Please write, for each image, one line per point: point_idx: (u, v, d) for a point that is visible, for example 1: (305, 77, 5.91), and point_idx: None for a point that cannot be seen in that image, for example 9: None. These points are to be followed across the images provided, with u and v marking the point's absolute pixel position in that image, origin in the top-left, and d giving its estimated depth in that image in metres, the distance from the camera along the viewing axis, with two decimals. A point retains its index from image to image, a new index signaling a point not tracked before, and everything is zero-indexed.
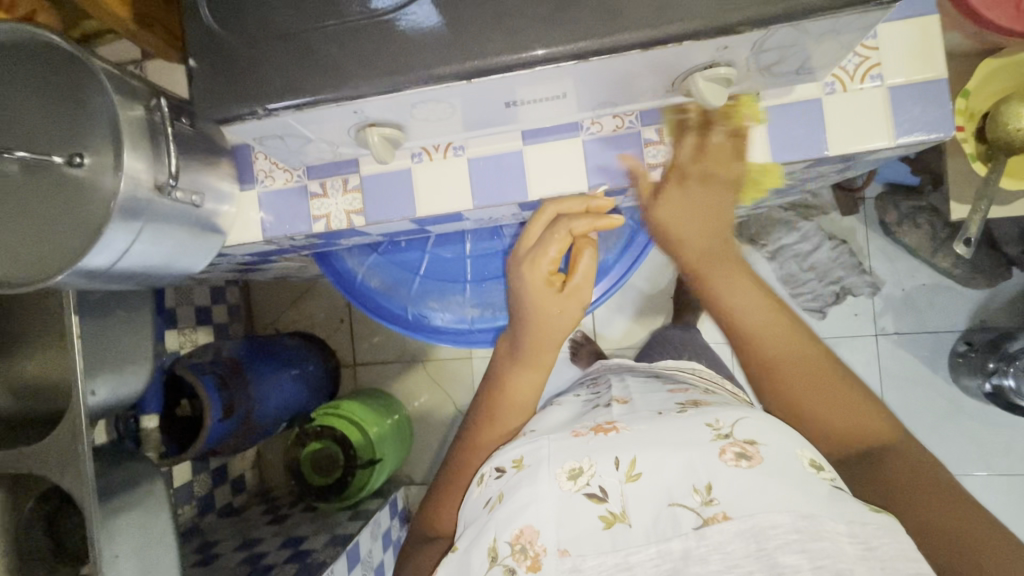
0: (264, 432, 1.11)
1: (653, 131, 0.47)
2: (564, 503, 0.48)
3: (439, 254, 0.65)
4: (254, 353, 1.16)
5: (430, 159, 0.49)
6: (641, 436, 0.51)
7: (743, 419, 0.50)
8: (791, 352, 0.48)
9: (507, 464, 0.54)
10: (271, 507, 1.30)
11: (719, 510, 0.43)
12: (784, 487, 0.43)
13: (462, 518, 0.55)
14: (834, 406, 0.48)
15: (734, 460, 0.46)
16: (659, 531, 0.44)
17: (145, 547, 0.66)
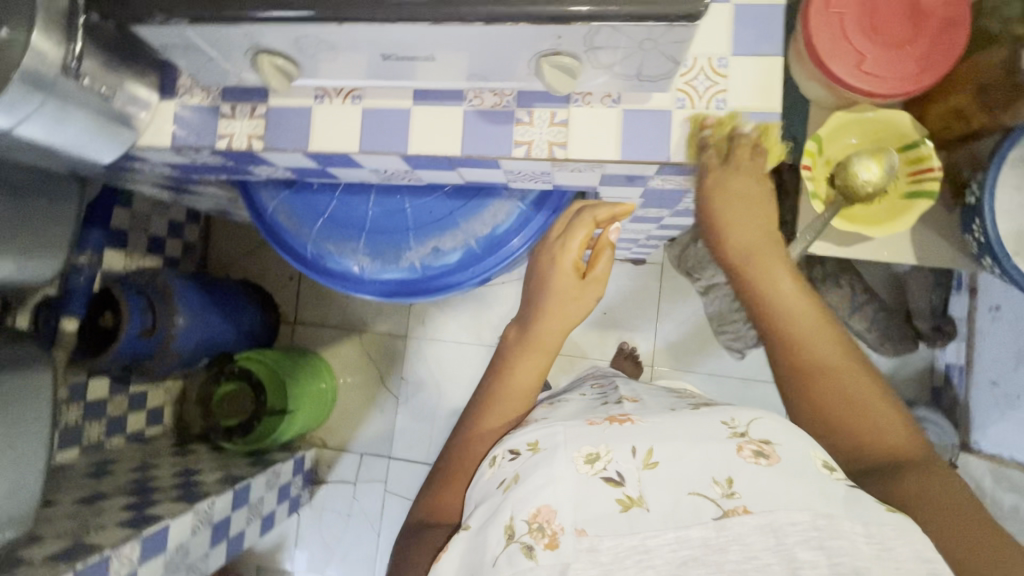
0: (182, 361, 1.14)
1: (524, 112, 0.53)
2: (581, 484, 0.54)
3: (345, 202, 0.69)
4: (197, 285, 1.19)
5: (330, 102, 0.55)
6: (656, 431, 0.58)
7: (758, 421, 0.58)
8: (845, 373, 0.61)
9: (522, 448, 0.60)
10: (180, 442, 1.32)
11: (740, 503, 0.51)
12: (800, 485, 0.51)
13: (474, 499, 0.60)
14: (864, 419, 0.59)
15: (753, 458, 0.54)
16: (677, 518, 0.51)
17: (13, 421, 0.68)
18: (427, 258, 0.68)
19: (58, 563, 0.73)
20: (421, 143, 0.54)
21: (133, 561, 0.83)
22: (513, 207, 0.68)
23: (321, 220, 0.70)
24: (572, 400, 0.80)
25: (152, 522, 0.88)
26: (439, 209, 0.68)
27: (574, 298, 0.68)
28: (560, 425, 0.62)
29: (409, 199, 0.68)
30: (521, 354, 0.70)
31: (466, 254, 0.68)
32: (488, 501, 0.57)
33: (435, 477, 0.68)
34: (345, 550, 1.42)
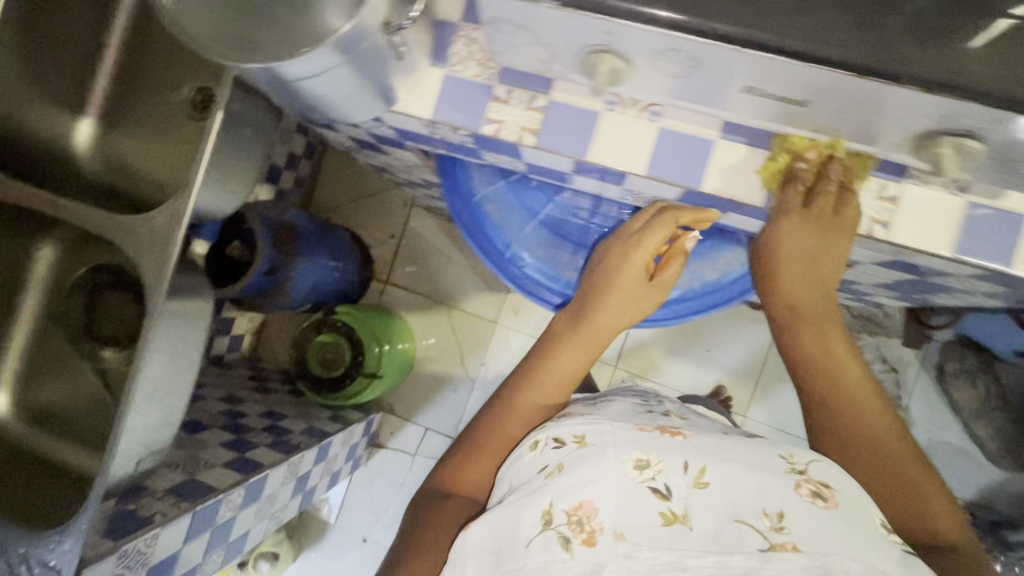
0: (291, 303, 1.12)
1: (847, 177, 0.46)
2: (624, 487, 0.50)
3: (561, 210, 0.72)
4: (315, 227, 1.15)
5: (622, 112, 0.49)
6: (711, 447, 0.53)
7: (820, 463, 0.51)
8: (910, 455, 0.56)
9: (567, 438, 0.56)
10: (258, 377, 1.30)
11: (789, 540, 0.45)
12: (859, 538, 0.45)
13: (509, 479, 0.57)
14: (921, 503, 0.53)
15: (809, 499, 0.48)
16: (721, 543, 0.46)
17: (175, 353, 0.64)
18: None
19: (180, 500, 0.71)
20: (718, 183, 0.48)
21: (236, 506, 0.82)
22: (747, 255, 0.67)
23: (532, 221, 0.73)
24: (614, 401, 0.71)
25: (256, 468, 0.86)
26: None
27: (635, 295, 0.67)
28: (609, 425, 0.56)
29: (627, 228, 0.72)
30: (569, 342, 0.67)
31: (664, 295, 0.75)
32: (528, 480, 0.54)
33: (457, 452, 0.64)
34: (391, 518, 1.42)
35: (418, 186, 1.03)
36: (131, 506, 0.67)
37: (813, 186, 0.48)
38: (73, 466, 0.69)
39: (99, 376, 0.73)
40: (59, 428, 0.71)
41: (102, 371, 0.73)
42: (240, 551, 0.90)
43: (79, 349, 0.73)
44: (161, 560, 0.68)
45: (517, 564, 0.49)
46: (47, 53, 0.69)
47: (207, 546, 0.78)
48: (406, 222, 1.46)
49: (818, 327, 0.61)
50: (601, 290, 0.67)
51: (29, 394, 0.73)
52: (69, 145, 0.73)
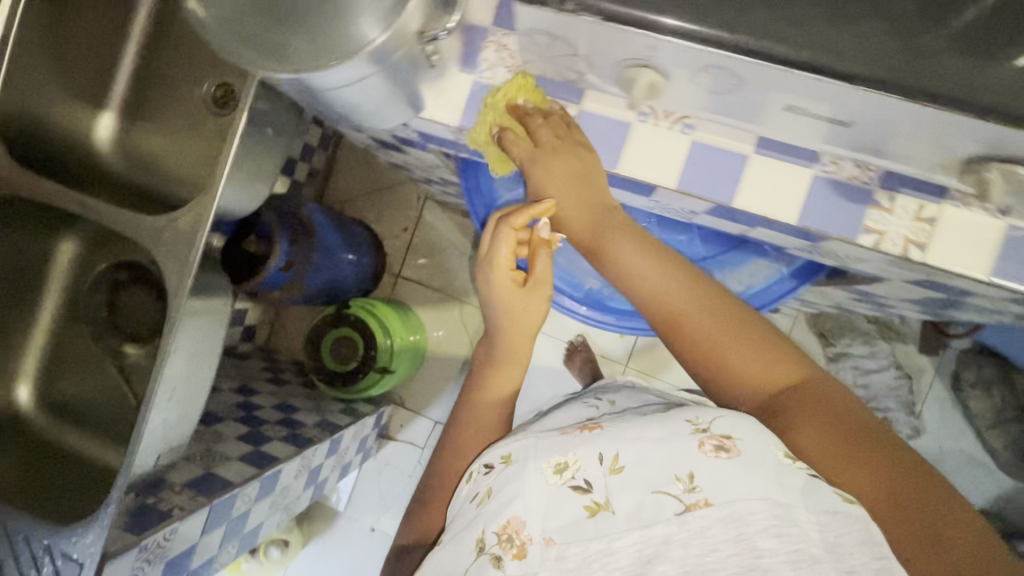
0: (305, 298, 1.13)
1: (885, 196, 0.45)
2: (550, 496, 0.48)
3: None
4: (334, 220, 1.16)
5: (653, 123, 0.48)
6: (624, 431, 0.50)
7: (724, 415, 0.47)
8: (702, 322, 0.49)
9: (495, 461, 0.54)
10: (271, 368, 1.31)
11: (702, 497, 0.42)
12: (761, 480, 0.42)
13: (452, 515, 0.56)
14: (770, 372, 0.49)
15: (712, 453, 0.44)
16: (641, 518, 0.44)
17: (195, 353, 0.65)
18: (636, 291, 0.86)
19: (197, 494, 0.72)
20: (751, 200, 0.47)
21: (251, 499, 0.83)
22: (773, 270, 0.68)
23: None
24: (563, 409, 0.69)
25: (271, 462, 0.87)
26: None
27: (528, 312, 0.59)
28: (534, 436, 0.54)
29: None
30: (493, 369, 0.64)
31: None
32: (462, 514, 0.53)
33: (416, 502, 0.66)
34: (399, 509, 1.43)
35: (435, 184, 1.03)
36: (151, 500, 0.68)
37: (525, 126, 0.50)
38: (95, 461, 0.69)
39: (122, 371, 0.72)
40: (79, 423, 0.72)
41: (124, 366, 0.72)
42: (254, 542, 0.91)
43: (103, 346, 0.73)
44: (179, 553, 0.69)
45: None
46: (71, 51, 0.69)
47: (223, 538, 0.79)
48: (420, 215, 1.46)
49: (623, 239, 0.51)
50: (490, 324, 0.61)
51: (52, 389, 0.73)
52: (91, 140, 0.73)
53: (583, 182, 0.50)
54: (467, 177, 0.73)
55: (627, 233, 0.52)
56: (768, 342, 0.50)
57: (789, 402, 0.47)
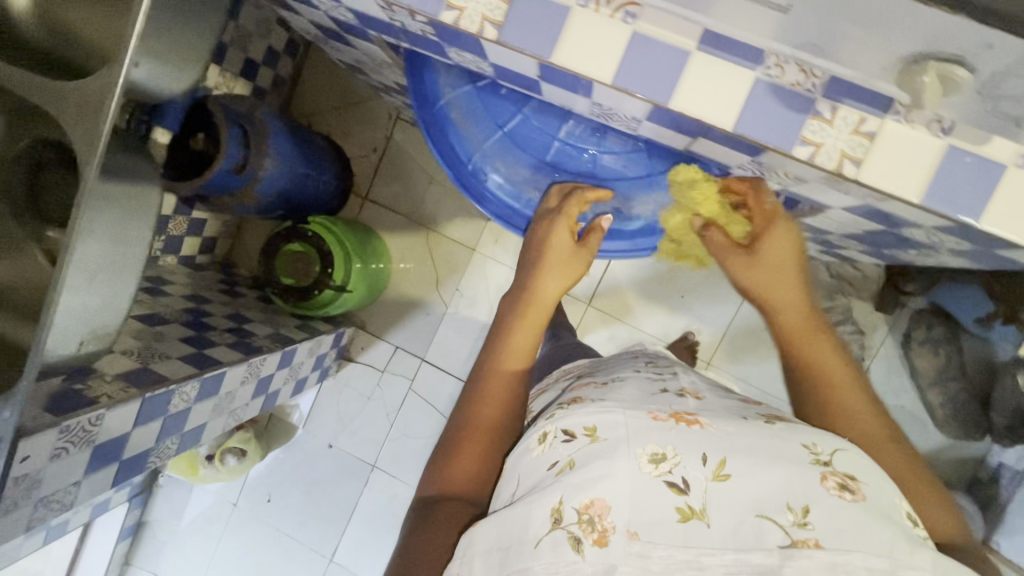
0: (258, 207, 1.09)
1: (827, 106, 0.43)
2: (638, 485, 0.47)
3: (532, 123, 0.77)
4: (289, 130, 1.10)
5: (593, 9, 0.44)
6: (732, 438, 0.49)
7: (846, 450, 0.48)
8: (857, 397, 0.55)
9: (577, 430, 0.52)
10: (228, 281, 1.29)
11: (813, 538, 0.43)
12: (890, 530, 0.42)
13: (518, 475, 0.53)
14: (910, 477, 0.51)
15: (837, 492, 0.45)
16: (740, 540, 0.44)
17: (116, 238, 0.63)
18: (608, 215, 0.80)
19: (129, 386, 0.72)
20: (688, 102, 0.44)
21: (190, 399, 0.83)
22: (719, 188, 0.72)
23: (500, 132, 0.77)
24: (626, 379, 0.65)
25: (213, 365, 0.87)
26: (628, 170, 0.79)
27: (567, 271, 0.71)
28: (620, 412, 0.52)
29: (604, 147, 0.78)
30: (518, 321, 0.65)
31: (643, 221, 0.80)
32: (529, 472, 0.52)
33: (439, 450, 0.60)
34: (356, 428, 1.46)
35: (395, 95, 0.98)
36: (77, 386, 0.68)
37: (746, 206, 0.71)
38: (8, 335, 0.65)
39: (47, 256, 0.70)
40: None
41: (49, 251, 0.70)
42: (197, 441, 0.92)
43: (22, 229, 0.70)
44: (107, 440, 0.69)
45: (525, 563, 0.47)
46: None
47: (160, 434, 0.80)
48: (390, 135, 1.40)
49: (819, 336, 0.61)
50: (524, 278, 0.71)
51: None
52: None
53: (789, 250, 0.67)
54: (411, 76, 0.73)
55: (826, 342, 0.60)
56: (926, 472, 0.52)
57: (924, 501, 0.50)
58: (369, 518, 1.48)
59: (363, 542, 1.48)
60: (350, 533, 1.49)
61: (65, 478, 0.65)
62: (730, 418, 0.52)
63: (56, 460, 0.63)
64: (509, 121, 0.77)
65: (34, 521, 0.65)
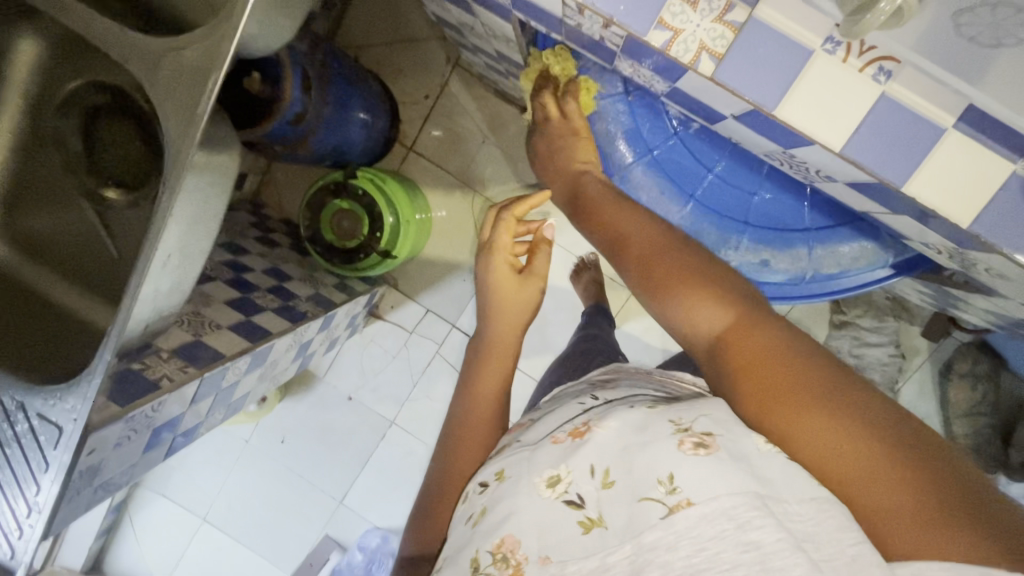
0: (313, 157, 1.01)
1: None
2: (544, 517, 0.43)
3: (688, 154, 0.72)
4: (351, 76, 0.99)
5: (842, 60, 0.39)
6: (612, 434, 0.44)
7: (705, 410, 0.42)
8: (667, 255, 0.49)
9: (490, 477, 0.50)
10: (262, 226, 1.20)
11: (684, 499, 0.38)
12: (744, 475, 0.38)
13: (450, 535, 0.51)
14: (743, 328, 0.43)
15: (692, 451, 0.40)
16: (631, 531, 0.39)
17: (194, 220, 0.55)
18: (752, 265, 0.73)
19: (188, 365, 0.67)
20: (923, 186, 0.41)
21: (241, 371, 0.78)
22: (878, 257, 0.68)
23: (648, 155, 0.73)
24: (552, 410, 0.59)
25: (263, 336, 0.82)
26: (784, 220, 0.72)
27: (518, 301, 0.72)
28: (528, 447, 0.49)
29: (761, 193, 0.72)
30: (481, 368, 0.68)
31: (788, 279, 0.73)
32: (457, 534, 0.49)
33: (421, 509, 0.62)
34: (378, 384, 1.45)
35: (481, 55, 0.87)
36: (136, 366, 0.62)
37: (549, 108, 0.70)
38: (60, 302, 0.61)
39: (100, 218, 0.62)
40: (54, 264, 0.62)
41: (103, 213, 0.62)
42: (239, 409, 0.89)
43: (78, 185, 0.62)
44: (164, 422, 0.65)
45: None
46: None
47: (210, 406, 0.76)
48: (445, 84, 1.27)
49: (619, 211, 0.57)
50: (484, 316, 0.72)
51: (16, 217, 0.63)
52: None
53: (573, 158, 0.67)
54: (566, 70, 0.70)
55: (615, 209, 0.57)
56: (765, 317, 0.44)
57: (776, 373, 0.40)
58: (382, 470, 1.50)
59: (374, 491, 1.52)
60: (361, 481, 1.52)
61: (124, 460, 0.62)
62: (618, 411, 0.47)
63: (119, 447, 0.59)
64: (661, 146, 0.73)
65: (92, 501, 0.62)
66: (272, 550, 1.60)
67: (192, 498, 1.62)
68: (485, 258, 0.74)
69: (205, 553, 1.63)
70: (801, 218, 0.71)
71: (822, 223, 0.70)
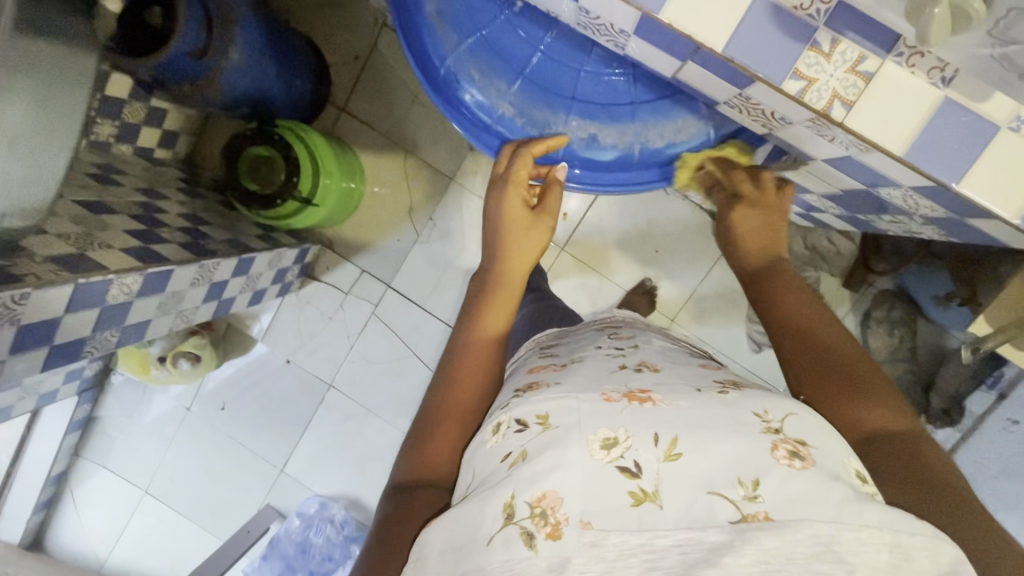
0: (223, 100, 1.02)
1: (827, 39, 0.44)
2: (592, 473, 0.46)
3: (516, 37, 0.80)
4: (263, 23, 1.01)
5: None
6: (684, 413, 0.48)
7: (795, 415, 0.48)
8: (826, 334, 0.57)
9: (530, 418, 0.51)
10: (189, 182, 1.22)
11: (762, 510, 0.43)
12: (837, 489, 0.42)
13: (474, 467, 0.53)
14: (852, 388, 0.52)
15: (787, 460, 0.44)
16: (691, 518, 0.43)
17: (48, 105, 0.57)
18: (582, 140, 0.83)
19: (61, 269, 0.68)
20: (680, 14, 0.44)
21: (132, 292, 0.79)
22: (699, 130, 0.80)
23: (477, 37, 0.80)
24: (585, 358, 0.63)
25: (158, 261, 0.82)
26: (614, 97, 0.82)
27: (534, 242, 0.75)
28: (576, 396, 0.52)
29: (581, 65, 0.81)
30: (492, 297, 0.69)
31: (615, 152, 0.83)
32: (484, 467, 0.51)
33: (409, 440, 0.60)
34: (315, 347, 1.45)
35: None
36: (2, 262, 0.64)
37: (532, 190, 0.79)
38: None
39: None
40: None
41: None
42: (140, 338, 0.89)
43: None
44: (36, 322, 0.66)
45: (479, 562, 0.45)
46: None
47: (97, 323, 0.76)
48: (375, 43, 1.30)
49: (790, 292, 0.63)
50: (493, 243, 0.74)
51: None
52: None
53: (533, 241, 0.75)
54: None
55: (802, 298, 0.61)
56: (886, 394, 0.52)
57: (893, 445, 0.49)
58: (322, 436, 1.49)
59: (315, 458, 1.51)
60: (302, 447, 1.51)
61: None
62: (683, 390, 0.53)
63: None
64: (487, 25, 0.80)
65: None
66: (215, 522, 1.59)
67: (133, 469, 1.60)
68: (498, 187, 0.77)
69: (148, 526, 1.61)
70: (627, 95, 0.81)
71: (648, 98, 0.81)
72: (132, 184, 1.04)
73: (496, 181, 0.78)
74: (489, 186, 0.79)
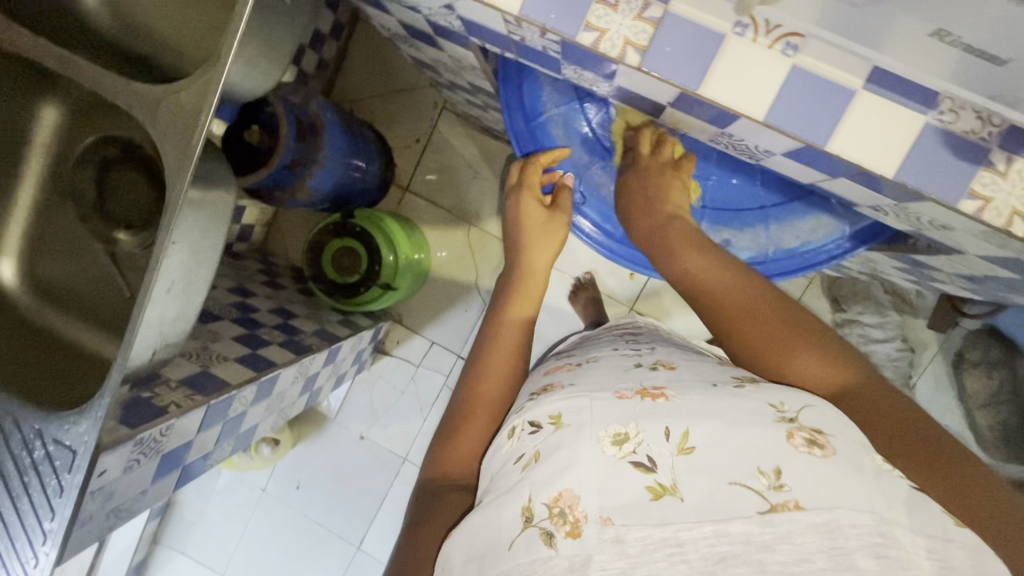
0: (313, 200, 1.07)
1: (1002, 157, 0.45)
2: (606, 468, 0.47)
3: None
4: (345, 125, 1.07)
5: (752, 40, 0.45)
6: (695, 405, 0.49)
7: (811, 406, 0.48)
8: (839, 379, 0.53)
9: (543, 420, 0.53)
10: (269, 272, 1.26)
11: (790, 498, 0.42)
12: (859, 481, 0.42)
13: (491, 473, 0.54)
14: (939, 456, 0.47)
15: (805, 448, 0.44)
16: (714, 509, 0.43)
17: (195, 250, 0.60)
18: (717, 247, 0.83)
19: (193, 393, 0.70)
20: (846, 144, 0.46)
21: (247, 402, 0.81)
22: (835, 229, 0.77)
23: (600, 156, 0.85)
24: (601, 360, 0.65)
25: (268, 366, 0.85)
26: (744, 201, 0.81)
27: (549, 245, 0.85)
28: (588, 397, 0.53)
29: (712, 175, 0.81)
30: (512, 300, 0.78)
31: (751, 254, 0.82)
32: (501, 474, 0.52)
33: (439, 440, 0.64)
34: (388, 421, 1.46)
35: (461, 93, 0.95)
36: (146, 394, 0.67)
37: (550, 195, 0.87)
38: (69, 337, 0.66)
39: (111, 256, 0.68)
40: (65, 303, 0.68)
41: (114, 253, 0.68)
42: (248, 443, 0.91)
43: (92, 229, 0.68)
44: (174, 448, 0.69)
45: (504, 565, 0.46)
46: None
47: (219, 435, 0.78)
48: (436, 126, 1.36)
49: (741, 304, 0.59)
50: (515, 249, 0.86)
51: (39, 262, 0.69)
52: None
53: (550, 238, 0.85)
54: (506, 90, 0.76)
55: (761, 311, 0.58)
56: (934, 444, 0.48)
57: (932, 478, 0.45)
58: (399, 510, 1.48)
59: (390, 533, 1.49)
60: (378, 523, 1.50)
61: (135, 485, 0.65)
62: (702, 384, 0.53)
63: (127, 471, 0.62)
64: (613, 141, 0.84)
65: (104, 527, 0.65)
66: None
67: (210, 553, 1.60)
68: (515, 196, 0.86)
69: None
70: (756, 197, 0.81)
71: (780, 200, 0.79)
72: (224, 284, 1.08)
73: (514, 189, 0.87)
74: (509, 195, 0.88)
